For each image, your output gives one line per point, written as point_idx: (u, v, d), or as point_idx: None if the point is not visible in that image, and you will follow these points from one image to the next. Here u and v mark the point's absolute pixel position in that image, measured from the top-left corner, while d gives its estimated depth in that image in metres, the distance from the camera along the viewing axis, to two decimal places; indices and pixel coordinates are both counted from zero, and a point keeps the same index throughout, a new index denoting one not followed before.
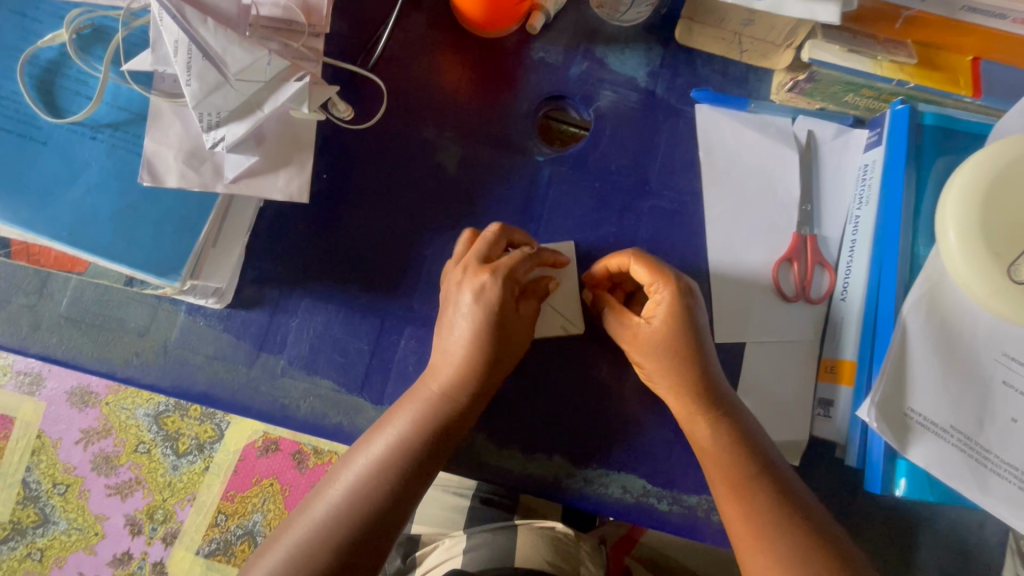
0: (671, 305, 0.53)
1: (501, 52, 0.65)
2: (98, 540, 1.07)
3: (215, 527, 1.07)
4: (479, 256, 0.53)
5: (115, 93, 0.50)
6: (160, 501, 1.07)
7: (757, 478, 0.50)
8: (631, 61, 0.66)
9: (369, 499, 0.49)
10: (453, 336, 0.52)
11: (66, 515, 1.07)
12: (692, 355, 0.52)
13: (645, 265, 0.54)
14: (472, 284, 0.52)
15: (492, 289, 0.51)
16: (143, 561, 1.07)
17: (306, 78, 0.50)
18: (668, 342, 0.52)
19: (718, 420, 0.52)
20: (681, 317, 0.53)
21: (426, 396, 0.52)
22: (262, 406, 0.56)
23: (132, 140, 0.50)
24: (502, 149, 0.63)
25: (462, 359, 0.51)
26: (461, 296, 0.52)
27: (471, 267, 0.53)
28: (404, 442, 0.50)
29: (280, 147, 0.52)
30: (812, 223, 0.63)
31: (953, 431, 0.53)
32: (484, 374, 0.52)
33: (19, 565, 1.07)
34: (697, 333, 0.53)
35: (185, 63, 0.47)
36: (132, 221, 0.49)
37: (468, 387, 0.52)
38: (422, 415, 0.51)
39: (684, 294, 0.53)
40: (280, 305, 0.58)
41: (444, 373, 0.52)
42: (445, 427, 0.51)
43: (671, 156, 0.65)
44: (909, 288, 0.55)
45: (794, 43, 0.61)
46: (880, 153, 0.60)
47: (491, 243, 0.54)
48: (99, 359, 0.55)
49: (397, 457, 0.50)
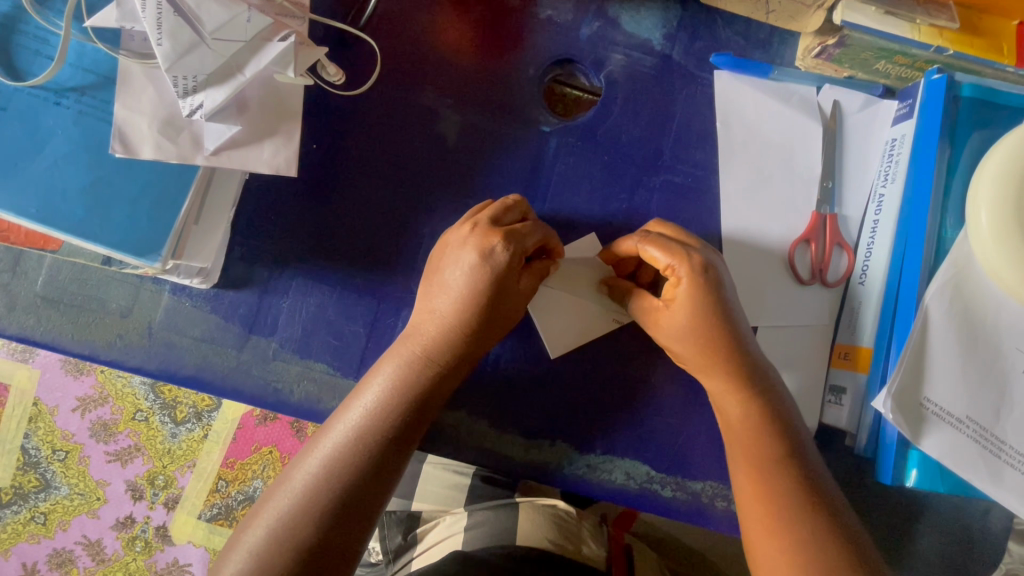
0: (694, 282, 0.49)
1: (506, 9, 0.60)
2: (100, 505, 1.07)
3: (215, 493, 1.07)
4: (488, 218, 0.49)
5: (79, 53, 0.45)
6: (160, 468, 1.07)
7: (778, 458, 0.49)
8: (647, 22, 0.61)
9: (350, 466, 0.45)
10: (446, 294, 0.48)
11: (67, 481, 1.07)
12: (722, 333, 0.49)
13: (660, 242, 0.51)
14: (474, 244, 0.47)
15: (479, 251, 0.47)
16: (146, 526, 1.07)
17: (291, 38, 0.46)
18: (696, 323, 0.49)
19: (750, 399, 0.50)
20: (707, 293, 0.49)
21: (405, 354, 0.48)
22: (254, 390, 0.54)
23: (101, 107, 0.45)
24: (506, 117, 0.59)
25: (455, 320, 0.47)
26: (464, 254, 0.47)
27: (481, 226, 0.48)
28: (384, 406, 0.47)
29: (265, 115, 0.48)
30: (833, 201, 0.60)
31: (969, 422, 0.51)
32: (474, 332, 0.48)
33: (22, 528, 1.07)
34: (725, 307, 0.50)
35: (155, 20, 0.43)
36: (105, 196, 0.45)
37: (455, 346, 0.48)
38: (404, 374, 0.48)
39: (709, 268, 0.50)
40: (270, 285, 0.55)
41: (426, 332, 0.48)
42: (430, 390, 0.48)
43: (687, 127, 0.61)
44: (934, 273, 0.52)
45: (825, 4, 0.55)
46: (911, 127, 0.57)
47: (506, 208, 0.50)
48: (79, 341, 0.53)
49: (379, 421, 0.46)
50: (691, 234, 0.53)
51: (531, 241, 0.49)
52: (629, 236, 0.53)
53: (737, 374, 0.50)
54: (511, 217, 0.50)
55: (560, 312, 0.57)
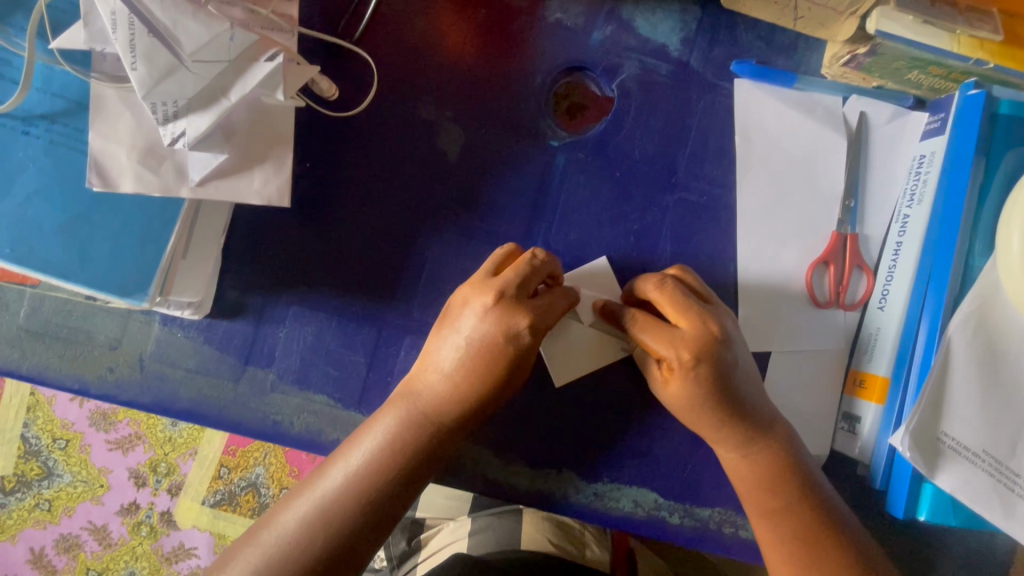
0: (681, 376, 0.47)
1: (512, 11, 0.56)
2: (104, 491, 1.03)
3: (218, 480, 1.03)
4: (514, 281, 0.46)
5: (46, 77, 0.41)
6: (162, 455, 1.03)
7: (789, 505, 0.48)
8: (663, 25, 0.57)
9: (342, 516, 0.43)
10: (453, 351, 0.46)
11: (70, 468, 1.03)
12: (720, 418, 0.48)
13: (653, 329, 0.48)
14: (491, 318, 0.45)
15: (497, 322, 0.45)
16: (151, 511, 1.03)
17: (279, 58, 0.42)
18: (682, 409, 0.49)
19: (760, 452, 0.49)
20: (693, 388, 0.47)
21: (412, 406, 0.46)
22: (252, 424, 0.52)
23: (74, 135, 0.42)
24: (511, 131, 0.55)
25: (462, 386, 0.45)
26: (483, 320, 0.45)
27: (506, 297, 0.45)
28: (382, 458, 0.45)
29: (254, 140, 0.44)
30: (853, 220, 0.57)
31: (985, 455, 0.50)
32: (487, 402, 0.46)
33: (27, 514, 1.04)
34: (728, 395, 0.47)
35: (127, 41, 0.38)
36: (84, 234, 0.42)
37: (463, 406, 0.46)
38: (409, 424, 0.46)
39: (699, 363, 0.46)
40: (265, 313, 0.52)
41: (431, 380, 0.46)
42: (435, 445, 0.46)
43: (703, 140, 0.57)
44: (959, 304, 0.50)
45: (858, 11, 0.51)
46: (942, 144, 0.53)
47: (534, 269, 0.46)
48: (68, 375, 0.50)
49: (379, 470, 0.45)
50: (692, 308, 0.48)
51: (553, 316, 0.46)
52: (624, 309, 0.50)
53: (743, 434, 0.48)
54: (537, 280, 0.47)
55: (565, 334, 0.55)
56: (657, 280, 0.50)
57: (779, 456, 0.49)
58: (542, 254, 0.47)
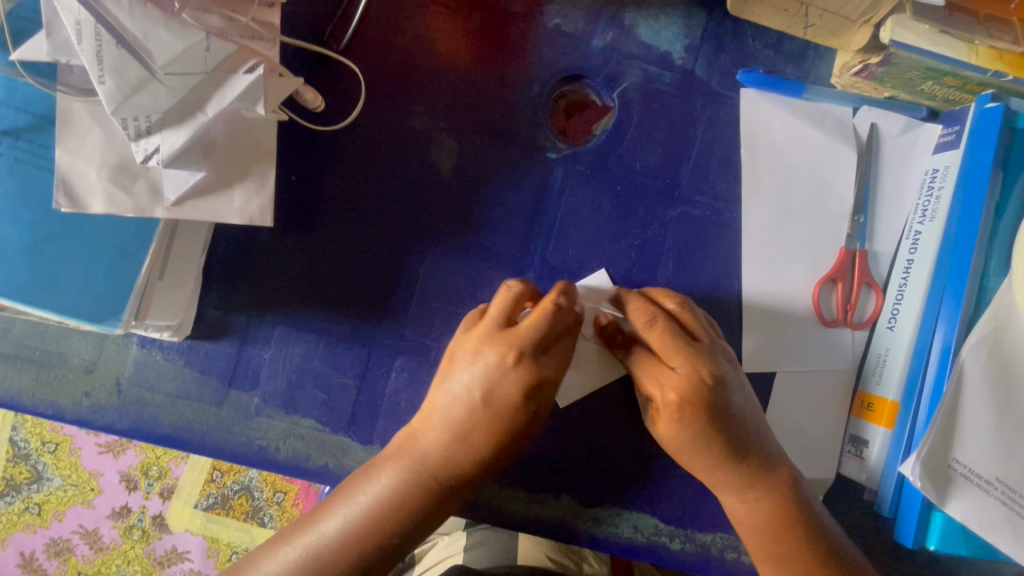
0: (666, 418, 0.46)
1: (508, 16, 0.53)
2: (95, 496, 0.98)
3: (211, 483, 0.98)
4: (536, 331, 0.43)
5: (9, 90, 0.39)
6: (154, 459, 0.99)
7: (796, 553, 0.46)
8: (667, 31, 0.54)
9: (332, 570, 0.42)
10: (467, 405, 0.44)
11: (60, 472, 0.98)
12: (715, 460, 0.46)
13: (647, 365, 0.48)
14: (519, 376, 0.43)
15: (523, 374, 0.43)
16: (142, 515, 0.98)
17: (259, 70, 0.39)
18: (673, 449, 0.47)
19: (761, 489, 0.47)
20: (679, 430, 0.45)
21: (415, 464, 0.44)
22: (235, 449, 0.50)
23: (39, 152, 0.39)
24: (507, 143, 0.53)
25: (476, 443, 0.44)
26: (511, 373, 0.43)
27: (530, 349, 0.43)
28: (378, 516, 0.44)
29: (233, 157, 0.42)
30: (863, 236, 0.55)
31: (998, 483, 0.47)
32: (503, 459, 0.46)
33: (17, 518, 0.98)
34: (724, 442, 0.46)
35: (94, 53, 0.36)
36: (53, 257, 0.40)
37: (479, 466, 0.45)
38: (408, 478, 0.44)
39: (685, 410, 0.45)
40: (249, 334, 0.50)
41: (439, 432, 0.45)
42: (437, 504, 0.45)
43: (707, 153, 0.55)
44: (972, 327, 0.48)
45: (873, 18, 0.48)
46: (956, 158, 0.51)
47: (557, 317, 0.44)
48: (43, 400, 0.48)
49: (372, 527, 0.43)
50: (681, 349, 0.46)
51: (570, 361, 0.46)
52: (621, 343, 0.50)
53: (742, 477, 0.47)
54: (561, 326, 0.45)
55: None
56: (647, 316, 0.48)
57: (776, 492, 0.47)
58: (565, 298, 0.44)
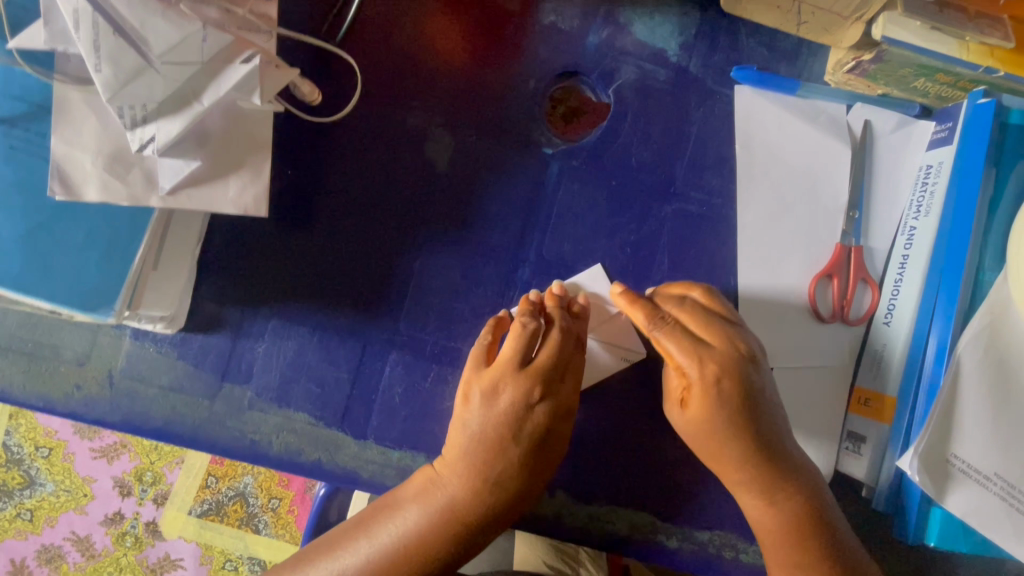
0: (703, 392, 0.46)
1: (505, 14, 0.54)
2: (88, 501, 0.97)
3: (206, 489, 0.97)
4: (549, 363, 0.46)
5: (7, 79, 0.39)
6: (148, 464, 0.97)
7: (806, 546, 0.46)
8: (662, 29, 0.55)
9: None
10: (488, 438, 0.46)
11: (52, 478, 0.97)
12: (752, 447, 0.46)
13: (678, 345, 0.47)
14: (545, 408, 0.46)
15: (545, 400, 0.46)
16: (135, 521, 0.97)
17: (255, 60, 0.40)
18: (705, 432, 0.47)
19: (778, 483, 0.46)
20: (716, 404, 0.46)
21: (439, 508, 0.46)
22: (228, 443, 0.49)
23: (36, 140, 0.39)
24: (503, 139, 0.53)
25: (497, 473, 0.46)
26: (536, 411, 0.46)
27: (549, 377, 0.46)
28: (398, 554, 0.45)
29: (228, 147, 0.42)
30: (858, 232, 0.55)
31: (997, 479, 0.47)
32: (527, 493, 0.47)
33: (8, 525, 0.97)
34: (753, 427, 0.46)
35: (91, 41, 0.36)
36: (46, 246, 0.40)
37: (508, 507, 0.46)
38: (432, 522, 0.45)
39: (722, 389, 0.46)
40: (243, 328, 0.50)
41: (461, 470, 0.46)
42: (457, 545, 0.46)
43: (702, 149, 0.55)
44: (969, 321, 0.48)
45: (864, 15, 0.49)
46: (950, 154, 0.52)
47: (568, 345, 0.47)
48: (34, 393, 0.48)
49: (391, 563, 0.45)
50: (716, 325, 0.48)
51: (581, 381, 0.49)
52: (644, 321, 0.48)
53: (765, 478, 0.46)
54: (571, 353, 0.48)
55: None
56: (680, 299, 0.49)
57: (802, 494, 0.46)
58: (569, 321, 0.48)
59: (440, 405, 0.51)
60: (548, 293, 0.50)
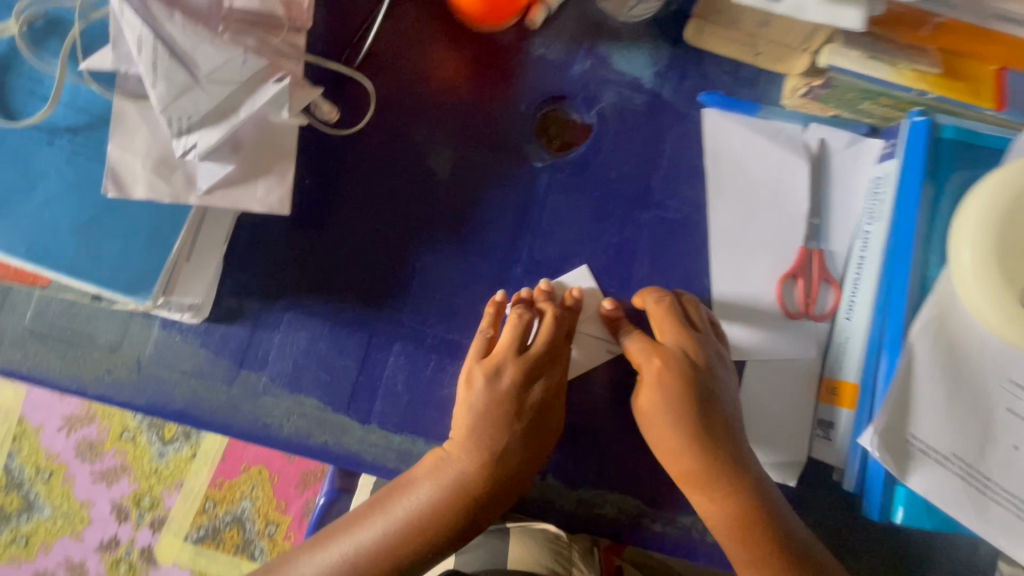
0: (649, 384, 0.53)
1: (499, 47, 0.61)
2: (84, 527, 0.98)
3: (203, 513, 0.98)
4: (543, 345, 0.52)
5: (73, 94, 0.46)
6: (147, 487, 0.99)
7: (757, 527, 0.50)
8: (637, 60, 0.63)
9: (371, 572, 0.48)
10: (489, 414, 0.51)
11: (51, 502, 0.99)
12: (689, 439, 0.52)
13: (637, 340, 0.55)
14: (539, 386, 0.51)
15: (539, 380, 0.52)
16: (131, 547, 0.98)
17: (286, 79, 0.46)
18: (647, 419, 0.54)
19: (728, 465, 0.51)
20: (658, 395, 0.53)
21: (449, 483, 0.49)
22: (243, 425, 0.53)
23: (94, 145, 0.46)
24: (498, 153, 0.60)
25: (500, 448, 0.50)
26: (533, 389, 0.51)
27: (543, 358, 0.52)
28: (414, 525, 0.49)
29: (258, 155, 0.48)
30: (819, 237, 0.61)
31: (955, 458, 0.50)
32: (525, 470, 0.51)
33: (4, 551, 0.99)
34: (695, 422, 0.52)
35: (150, 62, 0.43)
36: (96, 237, 0.46)
37: (512, 481, 0.50)
38: (444, 498, 0.49)
39: (667, 378, 0.53)
40: (261, 320, 0.55)
41: (468, 446, 0.50)
42: (467, 515, 0.49)
43: (676, 164, 0.62)
44: (918, 310, 0.52)
45: (810, 47, 0.56)
46: (894, 166, 0.57)
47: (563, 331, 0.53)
48: (67, 375, 0.52)
49: (407, 531, 0.49)
50: (676, 326, 0.54)
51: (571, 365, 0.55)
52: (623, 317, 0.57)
53: (705, 464, 0.51)
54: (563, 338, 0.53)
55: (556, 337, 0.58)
56: (656, 296, 0.56)
57: (739, 478, 0.51)
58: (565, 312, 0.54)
59: (439, 392, 0.56)
60: (538, 290, 0.55)
